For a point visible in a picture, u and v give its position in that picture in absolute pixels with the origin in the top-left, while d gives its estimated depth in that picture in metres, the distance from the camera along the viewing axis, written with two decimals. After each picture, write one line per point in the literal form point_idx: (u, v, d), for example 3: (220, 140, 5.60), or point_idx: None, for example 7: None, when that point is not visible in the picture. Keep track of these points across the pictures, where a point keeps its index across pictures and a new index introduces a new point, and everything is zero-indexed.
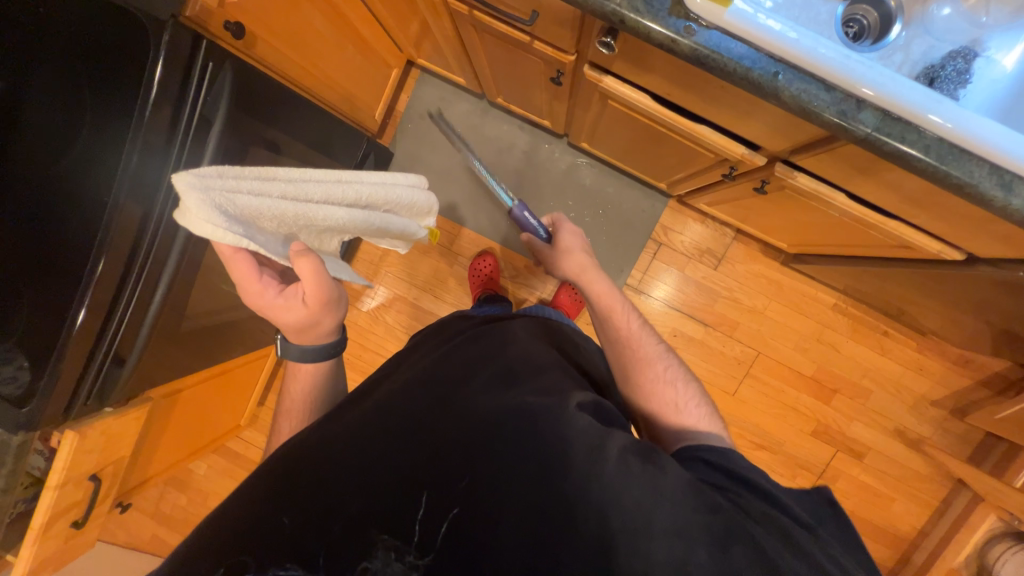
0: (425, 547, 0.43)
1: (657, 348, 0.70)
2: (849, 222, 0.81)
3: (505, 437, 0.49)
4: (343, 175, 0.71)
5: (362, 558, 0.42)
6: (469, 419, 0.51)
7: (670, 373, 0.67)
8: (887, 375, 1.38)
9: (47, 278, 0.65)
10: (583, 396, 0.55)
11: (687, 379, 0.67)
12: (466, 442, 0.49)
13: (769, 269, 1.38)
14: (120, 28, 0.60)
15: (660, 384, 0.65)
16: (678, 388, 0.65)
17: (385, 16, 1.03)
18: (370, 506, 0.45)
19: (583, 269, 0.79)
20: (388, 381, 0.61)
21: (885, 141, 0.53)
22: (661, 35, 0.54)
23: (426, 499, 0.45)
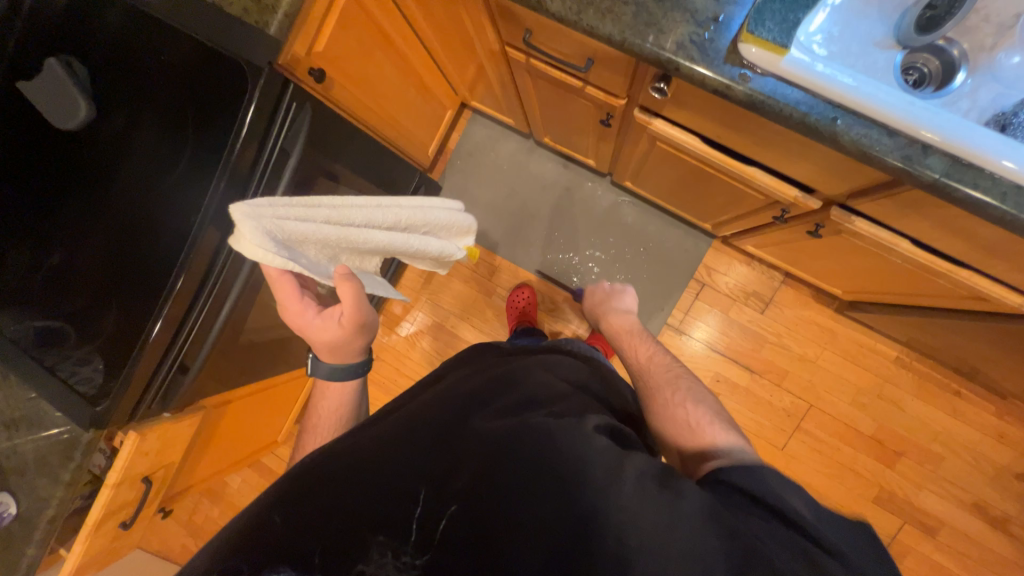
0: (423, 546, 0.43)
1: (667, 373, 0.70)
2: (915, 270, 0.77)
3: (516, 449, 0.49)
4: (381, 200, 0.76)
5: (359, 561, 0.42)
6: (485, 439, 0.51)
7: (681, 395, 0.64)
8: (960, 440, 1.25)
9: (138, 291, 0.73)
10: (601, 419, 0.55)
11: (701, 398, 0.64)
12: (478, 451, 0.49)
13: (821, 316, 1.31)
14: (227, 72, 0.69)
15: (672, 407, 0.63)
16: (692, 408, 0.62)
17: (445, 64, 1.12)
18: (377, 510, 0.45)
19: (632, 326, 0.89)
20: (413, 401, 0.62)
21: (957, 187, 0.51)
22: (715, 81, 0.55)
23: (424, 499, 0.46)
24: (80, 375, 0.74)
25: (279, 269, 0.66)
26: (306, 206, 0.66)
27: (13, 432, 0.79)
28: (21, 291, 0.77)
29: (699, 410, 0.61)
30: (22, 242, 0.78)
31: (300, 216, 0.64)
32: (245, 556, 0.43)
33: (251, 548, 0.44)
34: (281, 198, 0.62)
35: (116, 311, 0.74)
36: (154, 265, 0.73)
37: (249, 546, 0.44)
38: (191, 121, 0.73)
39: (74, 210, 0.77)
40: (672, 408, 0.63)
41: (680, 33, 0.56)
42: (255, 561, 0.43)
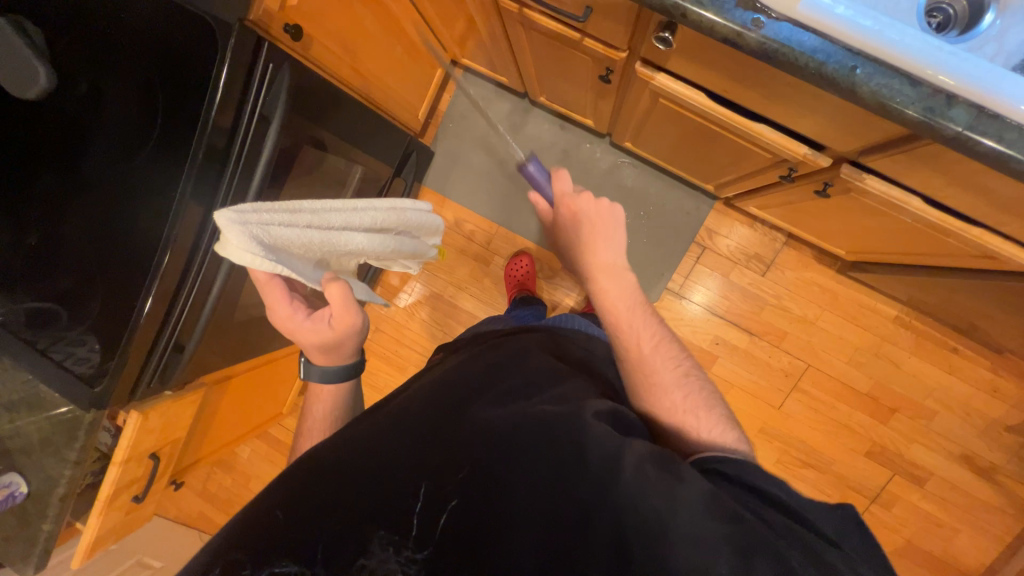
0: (424, 540, 0.43)
1: (662, 350, 0.63)
2: (924, 230, 0.74)
3: (514, 437, 0.49)
4: (358, 203, 0.73)
5: (360, 555, 0.42)
6: (480, 425, 0.50)
7: (676, 378, 0.60)
8: (954, 396, 1.27)
9: (124, 271, 0.71)
10: (600, 404, 0.54)
11: (694, 380, 0.61)
12: (476, 441, 0.49)
13: (823, 277, 1.30)
14: (195, 32, 0.64)
15: (666, 393, 0.59)
16: (685, 392, 0.59)
17: (432, 16, 1.04)
18: (377, 506, 0.45)
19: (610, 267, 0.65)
20: (411, 387, 0.61)
21: (979, 141, 0.48)
22: (725, 28, 0.51)
23: (425, 491, 0.45)
24: (75, 358, 0.73)
25: (267, 274, 0.62)
26: (287, 210, 0.62)
27: (15, 414, 0.79)
28: (4, 273, 0.75)
29: (683, 381, 0.60)
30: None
31: (284, 221, 0.61)
32: (248, 552, 0.43)
33: (254, 544, 0.43)
34: (264, 203, 0.58)
35: (102, 292, 0.72)
36: (136, 244, 0.70)
37: (252, 542, 0.43)
38: (160, 88, 0.68)
39: (49, 188, 0.73)
40: (662, 394, 0.60)
41: None
42: (256, 561, 0.42)
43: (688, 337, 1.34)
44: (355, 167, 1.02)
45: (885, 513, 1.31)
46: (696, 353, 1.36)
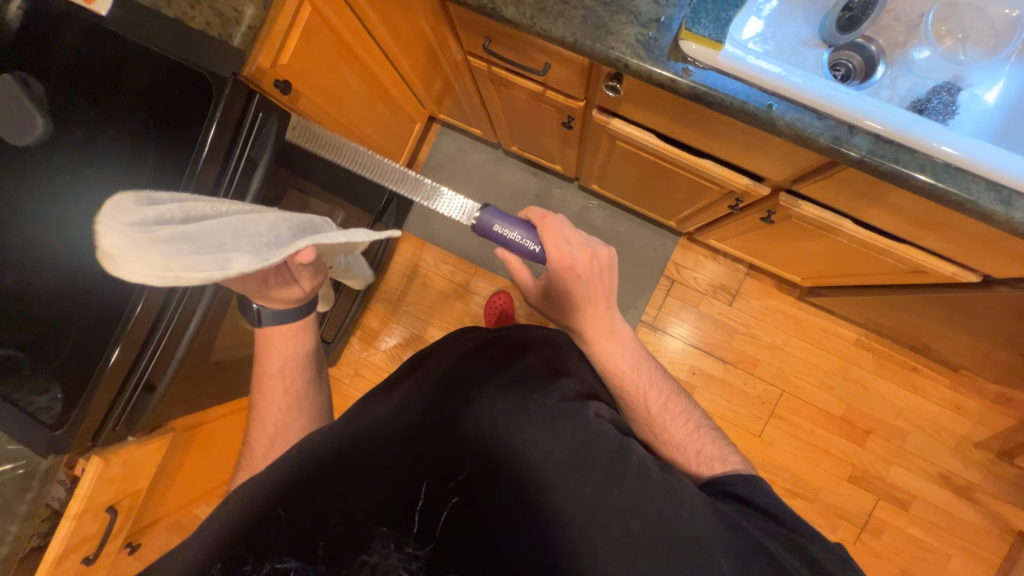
0: (424, 538, 0.45)
1: (675, 401, 0.65)
2: (860, 249, 0.82)
3: (521, 432, 0.54)
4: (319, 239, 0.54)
5: (362, 553, 0.42)
6: (479, 423, 0.54)
7: (687, 425, 0.63)
8: (921, 414, 1.32)
9: (100, 312, 0.71)
10: (601, 408, 0.60)
11: (704, 428, 0.64)
12: (483, 443, 0.53)
13: (785, 305, 1.37)
14: (191, 87, 0.70)
15: (678, 438, 0.62)
16: (696, 439, 0.62)
17: (411, 76, 1.15)
18: (382, 502, 0.47)
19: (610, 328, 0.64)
20: (416, 370, 0.63)
21: (880, 162, 0.56)
22: (662, 76, 0.60)
23: (425, 487, 0.49)
24: (37, 406, 0.71)
25: None
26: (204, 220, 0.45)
27: None
28: None
29: (693, 435, 0.62)
30: None
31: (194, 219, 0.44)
32: (249, 550, 0.43)
33: (250, 543, 0.43)
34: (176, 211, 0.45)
35: (75, 332, 0.72)
36: (116, 282, 0.71)
37: (250, 540, 0.44)
38: (150, 134, 0.72)
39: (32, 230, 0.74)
40: (674, 446, 0.62)
41: (628, 34, 0.61)
42: (258, 556, 0.43)
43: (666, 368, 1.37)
44: (337, 211, 1.07)
45: (876, 542, 1.30)
46: None
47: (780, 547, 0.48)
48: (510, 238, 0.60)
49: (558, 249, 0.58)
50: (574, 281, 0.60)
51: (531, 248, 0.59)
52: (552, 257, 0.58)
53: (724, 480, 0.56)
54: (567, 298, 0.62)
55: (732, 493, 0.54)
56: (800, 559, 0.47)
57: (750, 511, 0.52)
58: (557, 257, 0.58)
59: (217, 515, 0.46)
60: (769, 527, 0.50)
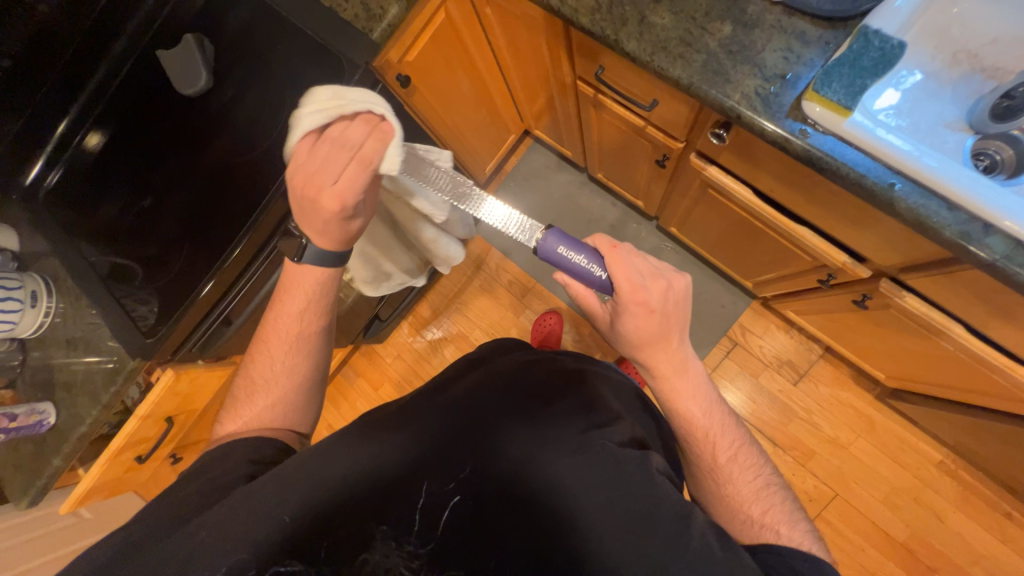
0: (426, 537, 0.46)
1: (744, 452, 0.61)
2: (967, 362, 0.73)
3: (575, 475, 0.49)
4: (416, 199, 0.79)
5: (363, 552, 0.45)
6: (526, 448, 0.50)
7: (755, 480, 0.59)
8: (1007, 570, 1.12)
9: (207, 246, 0.82)
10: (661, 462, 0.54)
11: (774, 487, 0.59)
12: (536, 470, 0.49)
13: (859, 401, 1.24)
14: (329, 68, 0.79)
15: (743, 494, 0.58)
16: (765, 497, 0.58)
17: (518, 90, 1.20)
18: (388, 502, 0.47)
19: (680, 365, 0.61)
20: (457, 382, 0.62)
21: (1017, 270, 0.50)
22: (775, 133, 0.57)
23: (426, 488, 0.48)
24: (139, 314, 0.83)
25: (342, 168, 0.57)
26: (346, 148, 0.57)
27: (71, 350, 0.86)
28: (118, 229, 0.88)
29: (761, 493, 0.58)
30: (126, 187, 0.89)
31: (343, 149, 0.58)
32: (252, 551, 0.42)
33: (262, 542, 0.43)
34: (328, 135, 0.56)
35: (184, 259, 0.83)
36: (226, 223, 0.81)
37: (256, 540, 0.43)
38: (285, 103, 0.81)
39: (174, 167, 0.86)
40: (738, 501, 0.58)
41: (747, 85, 0.59)
42: (262, 561, 0.42)
43: None
44: None
45: None
46: None
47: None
48: (577, 262, 0.58)
49: (629, 277, 0.57)
50: (640, 312, 0.58)
51: (597, 275, 0.58)
52: (620, 284, 0.57)
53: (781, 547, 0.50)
54: (635, 329, 0.59)
55: (792, 561, 0.49)
56: None
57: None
58: (625, 284, 0.57)
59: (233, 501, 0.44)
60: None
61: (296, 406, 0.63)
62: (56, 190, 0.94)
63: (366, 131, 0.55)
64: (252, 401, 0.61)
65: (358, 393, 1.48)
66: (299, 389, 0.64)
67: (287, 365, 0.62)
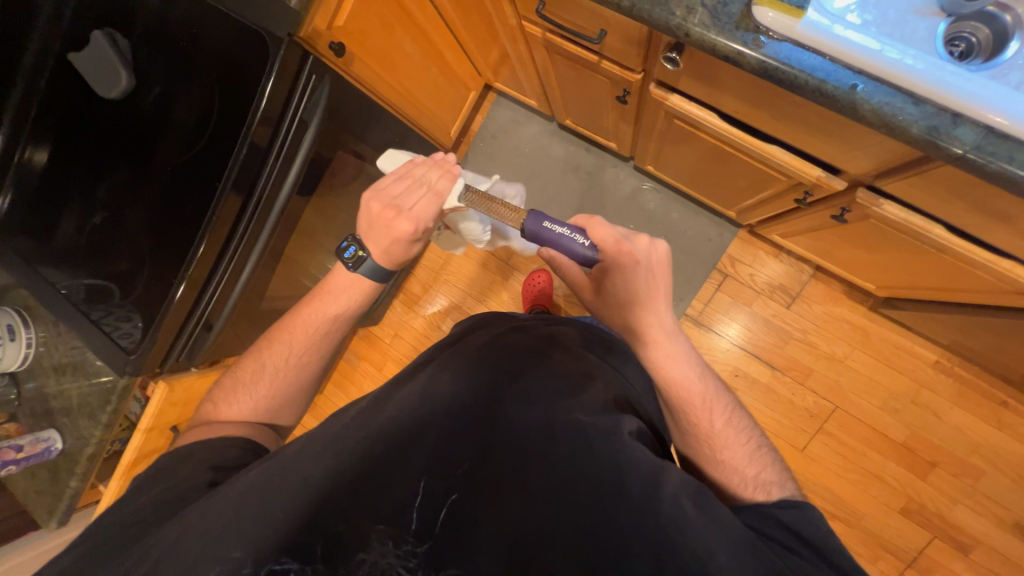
0: (424, 534, 0.44)
1: (736, 420, 0.61)
2: (951, 262, 0.71)
3: (547, 448, 0.50)
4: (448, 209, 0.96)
5: (358, 551, 0.43)
6: (498, 430, 0.51)
7: (748, 445, 0.60)
8: (1003, 455, 1.16)
9: (167, 255, 0.79)
10: (631, 423, 0.57)
11: (763, 451, 0.60)
12: (513, 446, 0.50)
13: (853, 314, 1.24)
14: (251, 45, 0.73)
15: (738, 459, 0.58)
16: (756, 461, 0.59)
17: (467, 42, 1.12)
18: (378, 504, 0.45)
19: (668, 334, 0.61)
20: (424, 371, 0.61)
21: (987, 161, 0.47)
22: (727, 47, 0.53)
23: (424, 486, 0.46)
24: (120, 332, 0.82)
25: (412, 192, 0.65)
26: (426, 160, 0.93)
27: (62, 377, 0.88)
28: (73, 250, 0.85)
29: (753, 455, 0.59)
30: (73, 205, 0.85)
31: None
32: (246, 550, 0.42)
33: (255, 543, 0.42)
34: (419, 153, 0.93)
35: (147, 272, 0.80)
36: (181, 228, 0.78)
37: (252, 540, 0.42)
38: (215, 91, 0.76)
39: (116, 178, 0.82)
40: (733, 465, 0.58)
41: None
42: (256, 558, 0.42)
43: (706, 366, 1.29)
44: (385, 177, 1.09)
45: None
46: None
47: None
48: (559, 234, 0.62)
49: (608, 242, 0.60)
50: (621, 274, 0.61)
51: (581, 244, 0.61)
52: (606, 244, 0.60)
53: (770, 506, 0.52)
54: (622, 288, 0.61)
55: (778, 516, 0.51)
56: None
57: (792, 542, 0.48)
58: (611, 243, 0.59)
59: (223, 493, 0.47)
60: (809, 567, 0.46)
61: (280, 406, 0.66)
62: (5, 219, 0.91)
63: (440, 172, 0.67)
64: (254, 389, 0.64)
65: (361, 376, 1.50)
66: (291, 392, 0.67)
67: (300, 362, 0.66)
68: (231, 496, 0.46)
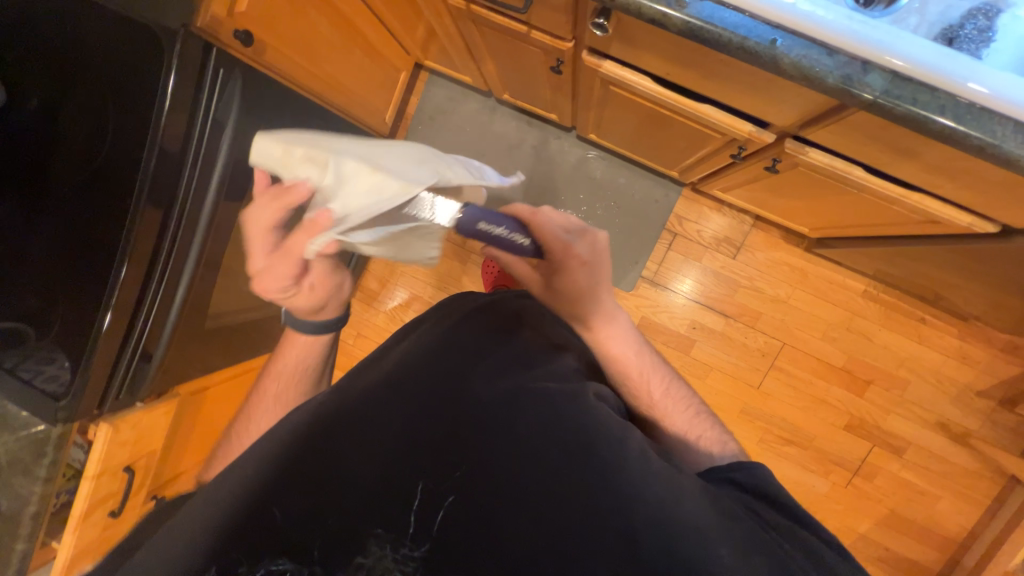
0: (420, 538, 0.43)
1: (676, 393, 0.67)
2: (871, 199, 0.77)
3: (518, 421, 0.51)
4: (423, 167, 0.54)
5: (357, 553, 0.42)
6: (468, 415, 0.51)
7: (689, 413, 0.65)
8: (925, 365, 1.31)
9: (84, 287, 0.71)
10: (602, 389, 0.60)
11: (704, 417, 0.66)
12: (483, 424, 0.50)
13: (792, 257, 1.33)
14: (140, 40, 0.64)
15: (680, 426, 0.64)
16: (699, 429, 0.64)
17: (389, 20, 1.05)
18: (365, 511, 0.44)
19: (611, 320, 0.66)
20: (390, 355, 0.59)
21: (895, 104, 0.50)
22: (652, 11, 0.53)
23: (421, 488, 0.45)
24: (44, 376, 0.73)
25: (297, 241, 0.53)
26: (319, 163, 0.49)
27: None
28: None
29: (695, 421, 0.65)
30: None
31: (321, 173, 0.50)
32: (249, 548, 0.42)
33: (247, 540, 0.42)
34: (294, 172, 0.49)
35: (63, 309, 0.72)
36: (96, 258, 0.70)
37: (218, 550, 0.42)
38: (107, 97, 0.68)
39: (0, 209, 0.72)
40: (675, 429, 0.64)
41: None
42: (254, 556, 0.41)
43: (665, 323, 1.35)
44: None
45: (868, 485, 1.33)
46: (674, 338, 1.36)
47: (793, 550, 0.46)
48: (497, 235, 0.55)
49: (552, 238, 0.59)
50: (572, 268, 0.61)
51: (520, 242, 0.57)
52: (556, 244, 0.59)
53: (724, 470, 0.55)
54: (571, 287, 0.62)
55: (732, 476, 0.54)
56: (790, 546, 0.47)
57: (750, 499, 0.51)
58: (560, 243, 0.59)
59: (208, 498, 0.45)
60: (768, 514, 0.50)
61: None
62: None
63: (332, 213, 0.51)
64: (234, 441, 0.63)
65: None
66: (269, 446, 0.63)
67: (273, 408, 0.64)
68: (216, 504, 0.44)
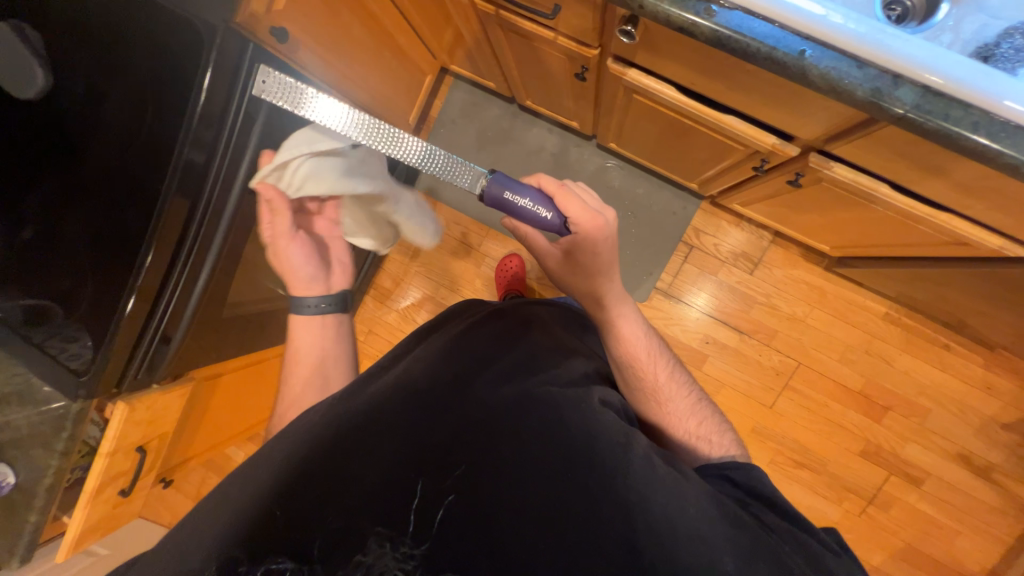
0: (421, 535, 0.43)
1: (678, 380, 0.67)
2: (896, 217, 0.75)
3: (525, 424, 0.51)
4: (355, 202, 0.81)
5: (357, 552, 0.41)
6: (474, 414, 0.51)
7: (689, 402, 0.66)
8: (948, 393, 1.27)
9: (113, 268, 0.74)
10: (608, 396, 0.59)
11: (704, 407, 0.66)
12: (488, 423, 0.50)
13: (811, 275, 1.31)
14: (181, 32, 0.67)
15: (680, 415, 0.65)
16: (698, 418, 0.65)
17: (419, 24, 1.08)
18: (368, 506, 0.44)
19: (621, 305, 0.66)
20: (402, 360, 0.60)
21: (925, 118, 0.50)
22: (680, 19, 0.53)
23: (421, 486, 0.45)
24: (70, 353, 0.75)
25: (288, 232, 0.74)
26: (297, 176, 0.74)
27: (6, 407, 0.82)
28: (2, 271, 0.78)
29: (695, 408, 0.65)
30: None
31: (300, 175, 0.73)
32: (250, 544, 0.41)
33: (254, 537, 0.41)
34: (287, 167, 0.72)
35: (91, 288, 0.75)
36: (125, 242, 0.73)
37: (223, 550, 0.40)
38: (146, 87, 0.70)
39: (40, 190, 0.75)
40: (676, 418, 0.64)
41: None
42: (253, 555, 0.40)
43: (678, 336, 1.34)
44: None
45: (883, 516, 1.28)
46: (686, 352, 1.34)
47: (791, 551, 0.47)
48: (519, 205, 0.60)
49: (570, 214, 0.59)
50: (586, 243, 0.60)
51: (544, 215, 0.59)
52: (579, 219, 0.58)
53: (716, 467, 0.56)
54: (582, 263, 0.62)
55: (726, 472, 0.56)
56: (789, 546, 0.48)
57: (744, 496, 0.54)
58: (584, 217, 0.58)
59: (220, 495, 0.45)
60: (767, 516, 0.51)
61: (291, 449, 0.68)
62: None
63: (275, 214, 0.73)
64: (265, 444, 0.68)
65: None
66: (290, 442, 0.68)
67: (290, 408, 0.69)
68: (229, 495, 0.45)
